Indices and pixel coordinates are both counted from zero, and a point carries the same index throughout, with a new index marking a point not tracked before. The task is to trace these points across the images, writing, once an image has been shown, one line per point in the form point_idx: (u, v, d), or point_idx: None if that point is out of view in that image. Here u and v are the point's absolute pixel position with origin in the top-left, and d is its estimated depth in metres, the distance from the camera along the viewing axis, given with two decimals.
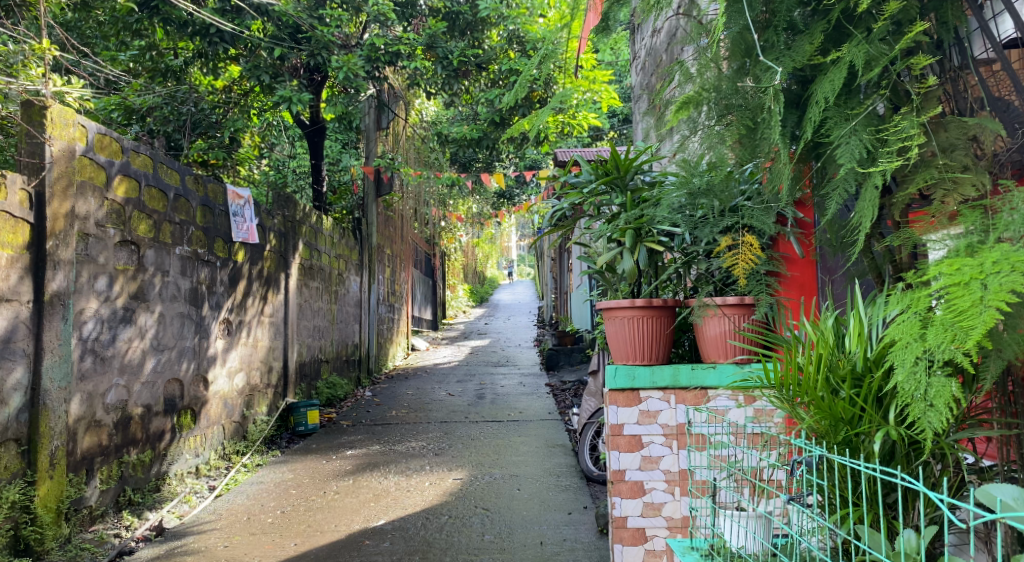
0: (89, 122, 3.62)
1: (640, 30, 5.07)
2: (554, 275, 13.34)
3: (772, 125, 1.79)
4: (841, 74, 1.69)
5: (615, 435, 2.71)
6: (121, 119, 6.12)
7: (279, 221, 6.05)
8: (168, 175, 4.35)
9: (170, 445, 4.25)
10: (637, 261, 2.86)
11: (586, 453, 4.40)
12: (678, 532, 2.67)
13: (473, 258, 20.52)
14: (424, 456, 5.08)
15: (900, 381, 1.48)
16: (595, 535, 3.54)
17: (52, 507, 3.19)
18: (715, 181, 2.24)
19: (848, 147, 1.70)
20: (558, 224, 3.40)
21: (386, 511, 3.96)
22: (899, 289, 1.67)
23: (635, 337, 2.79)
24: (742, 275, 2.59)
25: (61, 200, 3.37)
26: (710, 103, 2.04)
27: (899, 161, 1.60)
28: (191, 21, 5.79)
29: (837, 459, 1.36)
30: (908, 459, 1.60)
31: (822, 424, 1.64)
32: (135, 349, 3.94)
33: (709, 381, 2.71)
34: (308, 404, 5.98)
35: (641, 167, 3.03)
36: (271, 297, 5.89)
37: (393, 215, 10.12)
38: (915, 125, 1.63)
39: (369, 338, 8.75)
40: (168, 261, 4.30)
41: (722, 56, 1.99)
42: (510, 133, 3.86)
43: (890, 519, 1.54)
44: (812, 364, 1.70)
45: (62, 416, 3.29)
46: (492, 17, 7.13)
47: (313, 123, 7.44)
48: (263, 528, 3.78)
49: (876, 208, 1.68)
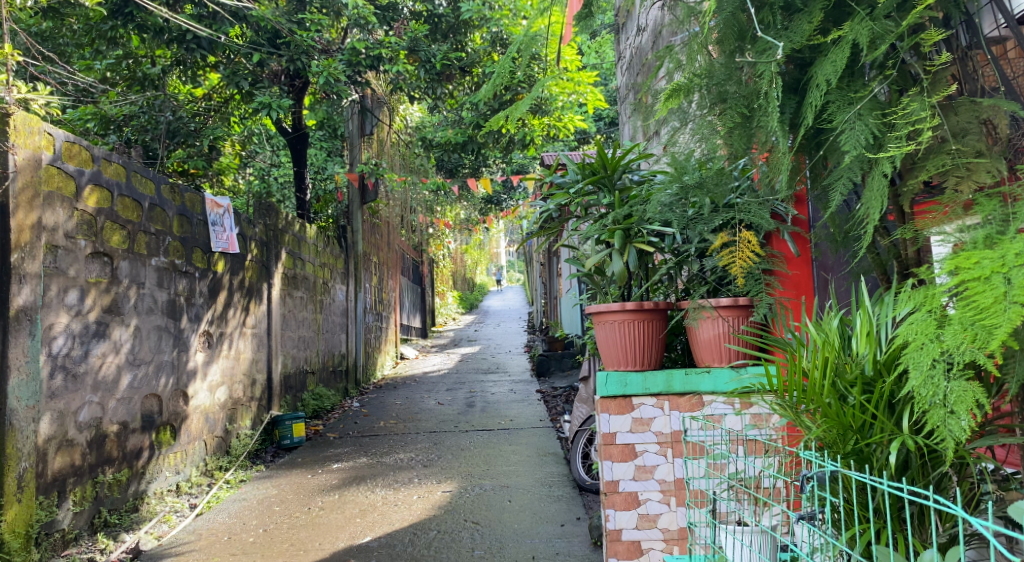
0: (56, 130, 3.48)
1: (624, 29, 5.00)
2: (543, 281, 13.23)
3: (770, 111, 1.70)
4: (844, 53, 1.60)
5: (608, 443, 2.61)
6: (97, 129, 5.98)
7: (260, 230, 5.93)
8: (143, 184, 4.21)
9: (148, 463, 4.09)
10: (626, 263, 2.74)
11: (578, 462, 4.27)
12: (675, 545, 2.57)
13: (462, 265, 20.41)
14: (413, 467, 4.96)
15: (915, 385, 1.40)
16: (588, 547, 3.43)
17: (21, 532, 3.06)
18: (708, 177, 2.14)
19: (853, 133, 1.60)
20: (545, 227, 3.26)
21: (373, 527, 3.83)
22: (909, 286, 1.59)
23: (626, 342, 2.67)
24: (738, 276, 2.46)
25: (27, 210, 3.23)
26: (703, 90, 1.94)
27: (910, 145, 1.50)
28: (166, 28, 5.63)
29: (856, 474, 1.24)
30: (924, 471, 1.50)
31: (830, 433, 1.55)
32: (110, 364, 3.79)
33: (704, 386, 2.61)
34: (293, 417, 5.83)
35: (630, 165, 2.92)
36: (254, 308, 5.74)
37: (380, 223, 10.00)
38: (926, 107, 1.53)
39: (357, 347, 8.61)
40: (144, 273, 4.15)
41: (710, 41, 1.91)
42: (495, 127, 3.83)
43: (906, 536, 1.44)
44: (818, 369, 1.61)
45: (31, 437, 3.16)
46: (474, 20, 7.04)
47: (296, 130, 7.32)
48: (244, 548, 3.64)
49: (884, 197, 1.59)
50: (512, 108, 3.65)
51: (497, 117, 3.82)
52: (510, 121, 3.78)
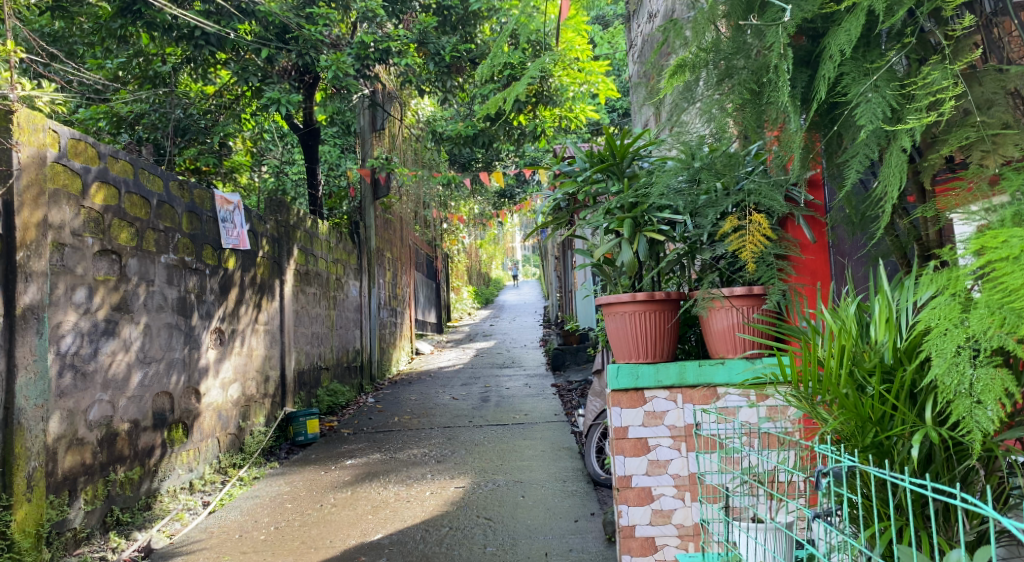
0: (60, 127, 3.46)
1: (635, 17, 4.91)
2: (558, 275, 13.15)
3: (781, 85, 1.62)
4: (858, 22, 1.51)
5: (620, 438, 2.55)
6: (109, 128, 5.96)
7: (272, 226, 5.91)
8: (151, 181, 4.19)
9: (161, 461, 4.08)
10: (637, 252, 2.69)
11: (592, 456, 4.21)
12: (690, 541, 2.49)
13: (477, 260, 20.34)
14: (425, 463, 4.92)
15: (938, 374, 1.32)
16: (602, 544, 3.37)
17: (31, 532, 3.03)
18: (719, 162, 2.09)
19: (870, 106, 1.52)
20: (553, 217, 3.20)
21: (385, 524, 3.79)
22: (931, 268, 1.52)
23: (637, 334, 2.61)
24: (750, 261, 2.38)
25: (32, 209, 3.21)
26: (709, 66, 1.87)
27: (931, 116, 1.42)
28: (175, 25, 5.56)
29: (874, 470, 1.15)
30: (949, 465, 1.43)
31: (847, 426, 1.47)
32: (120, 362, 3.77)
33: (718, 378, 2.52)
34: (307, 413, 5.82)
35: (639, 152, 2.85)
36: (266, 305, 5.73)
37: (393, 218, 9.96)
38: (948, 76, 1.45)
39: (371, 343, 8.59)
40: (153, 270, 4.13)
41: (719, 15, 1.82)
42: (485, 111, 3.67)
43: (931, 534, 1.37)
44: (835, 357, 1.53)
45: (39, 436, 3.13)
46: (484, 11, 6.97)
47: (307, 126, 7.30)
48: (255, 546, 3.61)
49: (903, 173, 1.51)
50: (508, 90, 3.49)
51: (489, 103, 3.64)
52: (504, 104, 3.59)
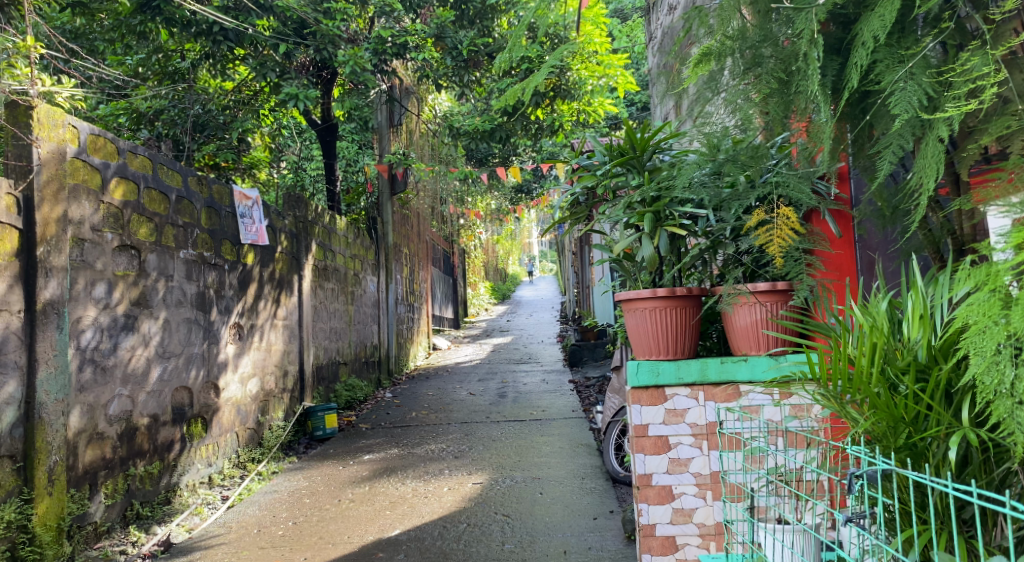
0: (80, 122, 3.46)
1: (656, 9, 4.83)
2: (575, 270, 13.07)
3: (811, 73, 1.57)
4: (892, 7, 1.46)
5: (640, 436, 2.51)
6: (130, 124, 6.00)
7: (290, 222, 5.91)
8: (170, 176, 4.20)
9: (180, 455, 4.10)
10: (658, 247, 2.64)
11: (611, 453, 4.17)
12: (711, 540, 2.46)
13: (495, 257, 20.33)
14: (443, 458, 4.90)
15: (977, 372, 1.29)
16: (622, 542, 3.33)
17: (53, 525, 3.05)
18: (745, 154, 2.04)
19: (905, 94, 1.47)
20: (571, 213, 3.16)
21: (403, 519, 3.78)
22: (967, 264, 1.47)
23: (658, 331, 2.56)
24: (776, 256, 2.31)
25: (52, 204, 3.22)
26: (735, 55, 1.82)
27: (970, 104, 1.37)
28: (194, 21, 5.54)
29: (912, 474, 1.11)
30: (987, 467, 1.38)
31: (879, 426, 1.43)
32: (139, 357, 3.79)
33: (741, 375, 2.48)
34: (325, 408, 5.83)
35: (660, 145, 2.79)
36: (285, 300, 5.74)
37: (410, 214, 9.95)
38: (988, 62, 1.39)
39: (388, 339, 8.59)
40: (172, 265, 4.15)
41: (744, 2, 1.79)
42: (503, 103, 3.59)
43: (967, 539, 1.32)
44: (865, 356, 1.49)
45: (60, 430, 3.15)
46: (501, 4, 6.91)
47: (325, 122, 7.29)
48: (273, 541, 3.61)
49: (941, 163, 1.46)
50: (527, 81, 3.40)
51: (506, 96, 3.56)
52: (523, 96, 3.51)
